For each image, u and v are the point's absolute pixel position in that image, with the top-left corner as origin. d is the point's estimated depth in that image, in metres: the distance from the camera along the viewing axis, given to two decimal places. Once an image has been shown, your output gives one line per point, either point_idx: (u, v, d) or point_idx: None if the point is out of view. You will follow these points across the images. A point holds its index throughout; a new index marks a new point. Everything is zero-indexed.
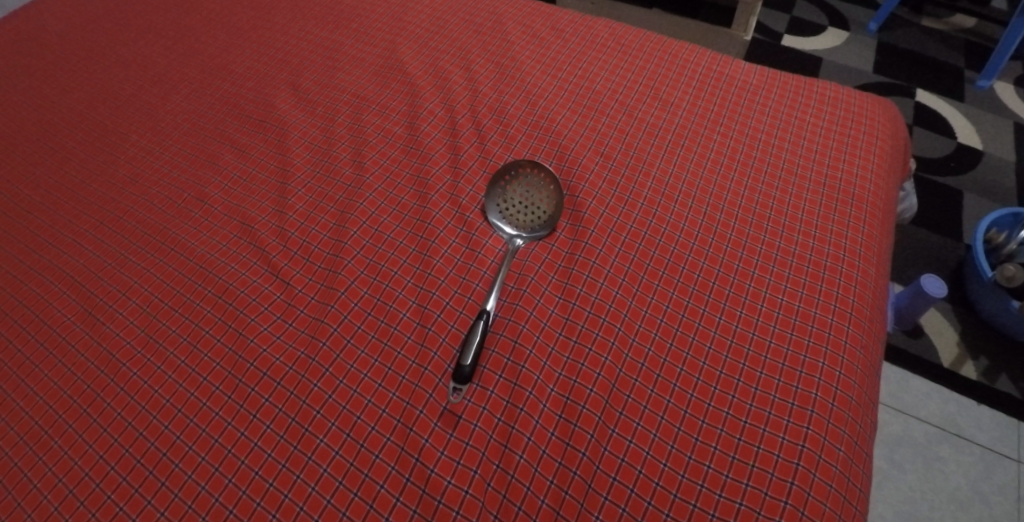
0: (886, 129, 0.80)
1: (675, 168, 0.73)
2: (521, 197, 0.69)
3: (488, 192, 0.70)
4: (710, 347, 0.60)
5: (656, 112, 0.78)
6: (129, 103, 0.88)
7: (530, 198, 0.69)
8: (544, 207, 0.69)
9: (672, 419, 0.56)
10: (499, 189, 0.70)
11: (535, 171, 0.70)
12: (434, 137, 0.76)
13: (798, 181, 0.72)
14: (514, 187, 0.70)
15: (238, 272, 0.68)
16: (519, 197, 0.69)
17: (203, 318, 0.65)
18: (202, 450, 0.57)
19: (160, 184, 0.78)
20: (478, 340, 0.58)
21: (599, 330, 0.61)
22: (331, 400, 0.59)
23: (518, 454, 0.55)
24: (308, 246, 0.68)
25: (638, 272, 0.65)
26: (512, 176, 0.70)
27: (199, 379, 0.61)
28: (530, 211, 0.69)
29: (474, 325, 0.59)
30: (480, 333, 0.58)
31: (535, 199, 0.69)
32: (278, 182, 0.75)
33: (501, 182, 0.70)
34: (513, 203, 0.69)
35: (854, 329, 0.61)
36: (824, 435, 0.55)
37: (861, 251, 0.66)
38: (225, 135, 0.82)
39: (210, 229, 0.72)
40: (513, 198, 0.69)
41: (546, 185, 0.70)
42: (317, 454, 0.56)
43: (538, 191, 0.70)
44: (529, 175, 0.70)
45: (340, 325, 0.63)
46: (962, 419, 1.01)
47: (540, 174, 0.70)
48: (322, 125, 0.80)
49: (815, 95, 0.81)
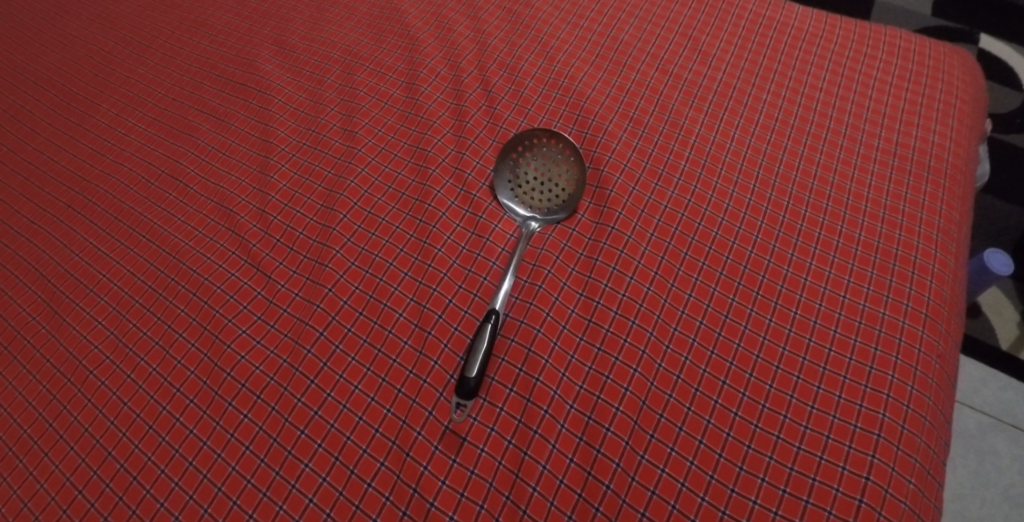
0: (968, 85, 0.67)
1: (717, 136, 0.62)
2: (537, 173, 0.60)
3: (497, 166, 0.61)
4: (758, 356, 0.51)
5: (695, 69, 0.67)
6: (98, 66, 0.79)
7: (548, 174, 0.60)
8: (565, 184, 0.59)
9: (712, 444, 0.48)
10: (510, 164, 0.60)
11: (553, 141, 0.60)
12: (436, 100, 0.66)
13: (864, 153, 0.61)
14: (528, 161, 0.60)
15: (215, 264, 0.60)
16: (534, 173, 0.60)
17: (176, 319, 0.58)
18: (175, 474, 0.50)
19: (132, 159, 0.70)
20: (485, 348, 0.50)
21: (627, 335, 0.52)
22: (317, 417, 0.51)
23: (531, 486, 0.48)
24: (292, 232, 0.60)
25: (673, 263, 0.56)
26: (525, 148, 0.60)
27: (171, 390, 0.54)
28: (548, 189, 0.59)
29: (482, 328, 0.51)
30: (488, 339, 0.50)
31: (554, 174, 0.59)
32: (260, 156, 0.66)
33: (512, 155, 0.61)
34: (528, 181, 0.60)
35: (930, 334, 0.51)
36: (892, 466, 0.46)
37: (939, 237, 0.56)
38: (203, 101, 0.72)
39: (186, 213, 0.64)
40: (527, 174, 0.60)
41: (566, 157, 0.60)
42: (301, 482, 0.49)
43: (557, 167, 0.60)
44: (546, 147, 0.60)
45: (327, 328, 0.55)
46: (1021, 409, 0.92)
47: (558, 145, 0.60)
48: (310, 88, 0.70)
49: (884, 45, 0.69)
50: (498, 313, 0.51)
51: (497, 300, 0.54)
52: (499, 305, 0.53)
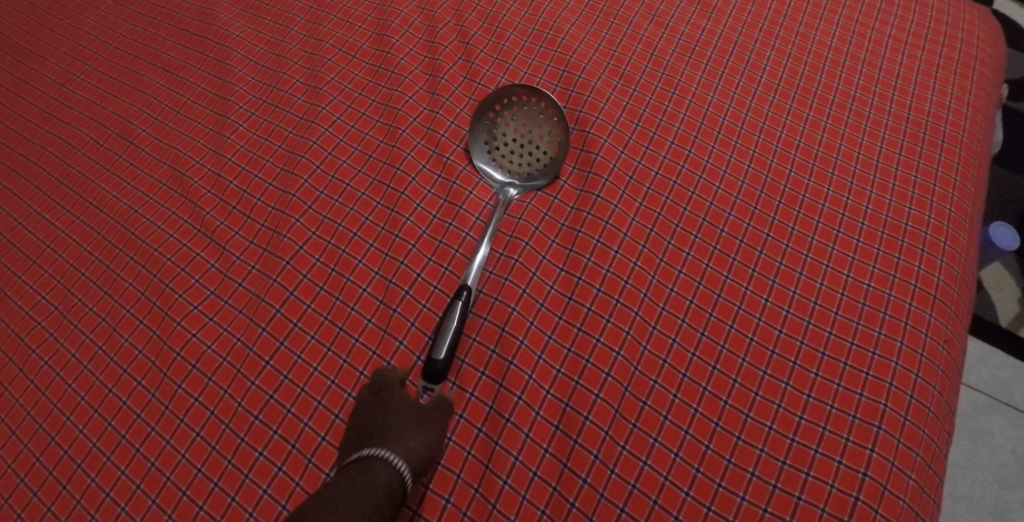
0: (988, 45, 0.62)
1: (716, 96, 0.57)
2: (516, 133, 0.54)
3: (472, 125, 0.55)
4: (752, 340, 0.47)
5: (693, 21, 0.61)
6: (45, 17, 0.72)
7: (528, 135, 0.54)
8: (547, 147, 0.54)
9: (698, 435, 0.44)
10: (487, 123, 0.55)
11: (534, 99, 0.54)
12: (409, 54, 0.60)
13: (874, 119, 0.56)
14: (506, 120, 0.55)
15: (165, 234, 0.55)
16: (513, 134, 0.54)
17: (124, 293, 0.53)
18: (121, 462, 0.46)
19: (80, 119, 0.64)
20: (455, 327, 0.45)
21: (610, 315, 0.48)
22: (272, 402, 0.47)
23: (501, 479, 0.44)
24: (248, 199, 0.55)
25: (663, 236, 0.51)
26: (503, 106, 0.55)
27: (118, 371, 0.50)
28: (529, 151, 0.54)
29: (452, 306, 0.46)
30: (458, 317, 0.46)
31: (535, 136, 0.54)
32: (216, 115, 0.60)
33: (489, 113, 0.55)
34: (507, 142, 0.54)
35: (938, 317, 0.47)
36: (892, 460, 0.42)
37: (952, 211, 0.51)
38: (157, 55, 0.66)
39: (137, 177, 0.59)
40: (505, 134, 0.55)
41: (549, 117, 0.54)
42: (255, 472, 0.45)
43: (539, 127, 0.54)
44: (527, 105, 0.55)
45: (284, 304, 0.50)
46: (1017, 387, 0.90)
47: (539, 104, 0.54)
48: (272, 40, 0.64)
49: (900, 0, 0.63)
50: (469, 289, 0.47)
51: (469, 274, 0.49)
52: (471, 280, 0.49)
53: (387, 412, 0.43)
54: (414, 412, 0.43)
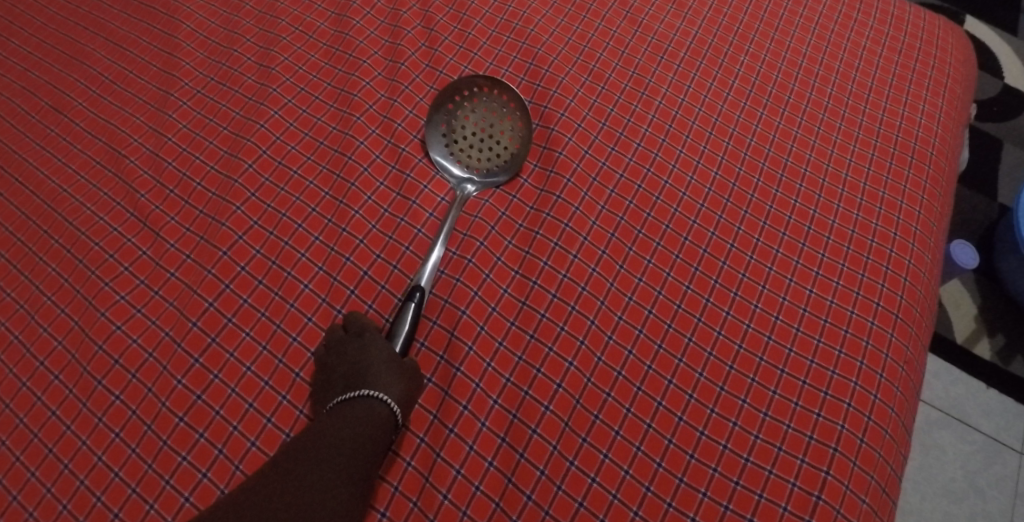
0: (960, 62, 0.61)
1: (686, 98, 0.55)
2: (477, 127, 0.52)
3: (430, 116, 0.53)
4: (710, 354, 0.45)
5: (667, 20, 0.60)
6: None
7: (489, 129, 0.52)
8: (508, 142, 0.52)
9: (650, 452, 0.42)
10: (446, 114, 0.53)
11: (497, 92, 0.52)
12: (369, 37, 0.57)
13: (843, 131, 0.55)
14: (466, 112, 0.52)
15: (95, 217, 0.51)
16: (473, 127, 0.52)
17: (46, 279, 0.49)
18: (31, 463, 0.42)
19: (12, 87, 0.59)
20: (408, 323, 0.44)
21: (565, 323, 0.46)
22: (199, 403, 0.44)
23: (441, 493, 0.42)
24: (188, 183, 0.51)
25: (624, 242, 0.49)
26: (463, 98, 0.52)
27: (34, 363, 0.46)
28: (489, 147, 0.52)
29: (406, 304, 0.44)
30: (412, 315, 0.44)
31: (496, 130, 0.52)
32: (160, 91, 0.56)
33: (448, 104, 0.53)
34: (466, 135, 0.52)
35: (899, 337, 0.46)
36: (846, 483, 0.41)
37: (917, 229, 0.51)
38: (100, 23, 0.61)
39: (69, 154, 0.55)
40: (465, 127, 0.52)
41: (511, 111, 0.52)
42: (177, 478, 0.41)
43: (500, 122, 0.52)
44: (488, 97, 0.52)
45: (218, 298, 0.47)
46: (969, 403, 0.91)
47: (502, 97, 0.52)
48: (225, 14, 0.60)
49: (875, 13, 0.62)
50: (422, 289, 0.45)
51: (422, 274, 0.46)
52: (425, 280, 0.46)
53: (373, 354, 0.41)
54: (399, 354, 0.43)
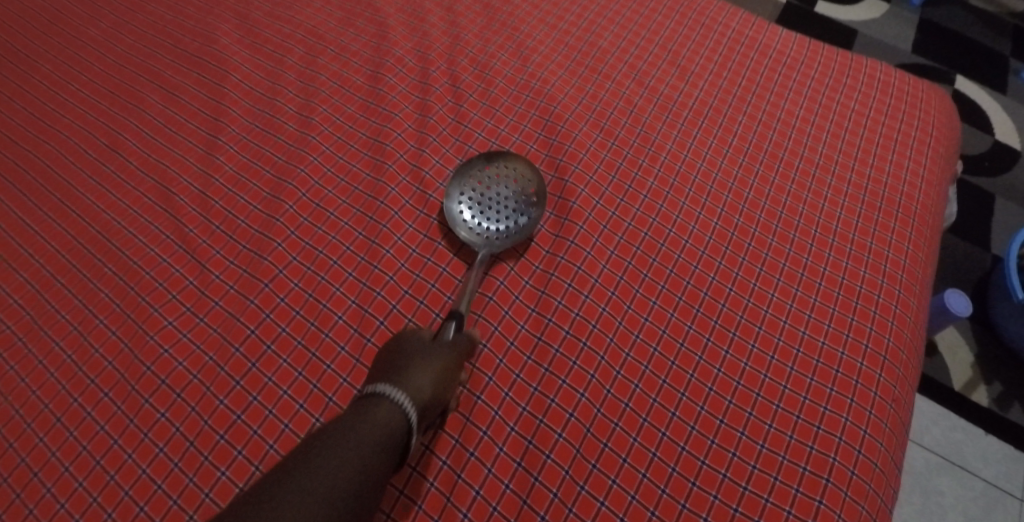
0: (943, 123, 0.66)
1: (689, 153, 0.61)
2: (499, 192, 0.54)
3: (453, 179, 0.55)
4: (711, 389, 0.49)
5: (672, 82, 0.65)
6: (45, 22, 0.72)
7: (512, 194, 0.54)
8: (529, 209, 0.54)
9: (656, 478, 0.46)
10: (469, 178, 0.55)
11: (507, 165, 0.55)
12: (400, 92, 0.63)
13: (834, 184, 0.59)
14: (490, 177, 0.55)
15: (145, 248, 0.55)
16: (495, 191, 0.54)
17: (98, 303, 0.53)
18: (80, 474, 0.46)
19: (71, 127, 0.64)
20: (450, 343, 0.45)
21: (577, 357, 0.50)
22: (239, 423, 0.47)
23: (461, 512, 0.45)
24: (233, 220, 0.56)
25: (633, 283, 0.53)
26: (489, 164, 0.55)
27: (85, 381, 0.50)
28: (509, 210, 0.54)
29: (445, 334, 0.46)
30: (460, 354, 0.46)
31: (519, 196, 0.54)
32: (207, 135, 0.61)
33: (469, 175, 0.55)
34: (488, 198, 0.54)
35: (887, 377, 0.50)
36: (839, 512, 0.44)
37: (903, 278, 0.55)
38: (154, 71, 0.67)
39: (122, 189, 0.59)
40: (488, 190, 0.54)
41: (533, 181, 0.55)
42: (216, 491, 0.45)
43: (523, 188, 0.55)
44: (502, 171, 0.55)
45: (259, 326, 0.51)
46: (968, 449, 0.92)
47: (514, 170, 0.55)
48: (269, 67, 0.65)
49: (863, 77, 0.68)
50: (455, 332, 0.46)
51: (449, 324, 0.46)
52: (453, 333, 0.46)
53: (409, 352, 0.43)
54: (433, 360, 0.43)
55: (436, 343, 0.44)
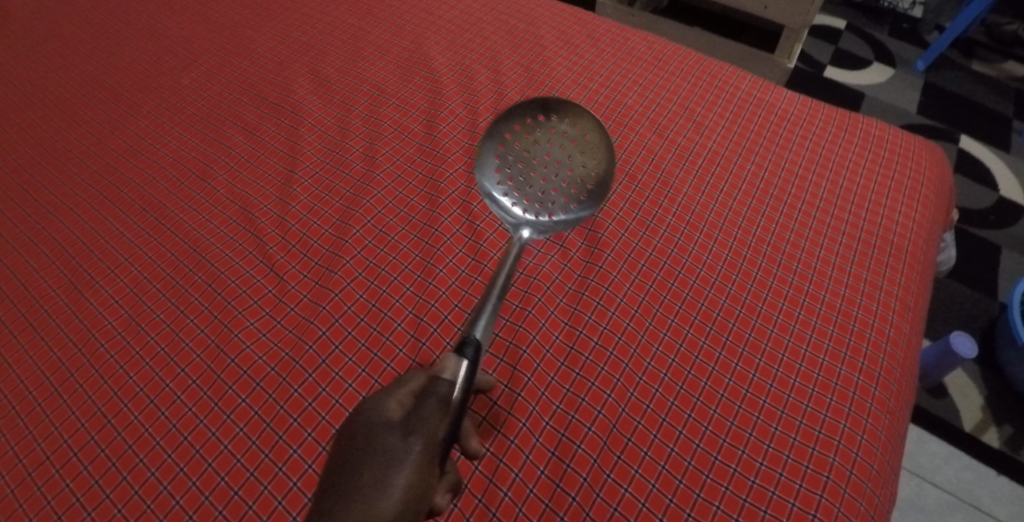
0: (934, 173, 0.74)
1: (703, 196, 0.69)
2: (548, 147, 0.62)
3: (496, 132, 0.63)
4: (723, 395, 0.56)
5: (688, 134, 0.75)
6: (143, 70, 0.83)
7: (563, 163, 0.61)
8: (584, 182, 0.62)
9: (673, 470, 0.53)
10: (517, 137, 0.63)
11: (551, 120, 0.63)
12: (452, 138, 0.72)
13: (834, 223, 0.67)
14: (540, 140, 0.62)
15: (232, 261, 0.64)
16: (543, 158, 0.62)
17: (189, 305, 0.61)
18: (170, 447, 0.53)
19: (166, 159, 0.74)
20: (424, 425, 0.42)
21: (604, 364, 0.58)
22: (310, 409, 0.54)
23: (502, 491, 0.54)
24: (307, 240, 0.65)
25: (653, 304, 0.62)
26: (541, 122, 0.63)
27: (176, 369, 0.57)
28: (556, 182, 0.61)
29: (429, 397, 0.44)
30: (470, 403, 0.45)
31: (569, 149, 0.62)
32: (285, 170, 0.71)
33: (515, 130, 0.63)
34: (535, 165, 0.61)
35: (882, 391, 0.56)
36: (838, 506, 0.50)
37: (896, 304, 0.61)
38: (238, 115, 0.77)
39: (210, 212, 0.68)
40: (533, 151, 0.62)
41: (594, 151, 0.63)
42: (289, 466, 0.52)
43: (579, 156, 0.62)
44: (547, 125, 0.63)
45: (329, 328, 0.59)
46: (980, 489, 0.95)
47: (559, 125, 0.62)
48: (338, 115, 0.76)
49: (860, 132, 0.76)
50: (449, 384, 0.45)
51: (445, 368, 0.46)
52: (463, 368, 0.46)
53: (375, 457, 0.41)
54: (396, 468, 0.41)
55: (398, 434, 0.42)
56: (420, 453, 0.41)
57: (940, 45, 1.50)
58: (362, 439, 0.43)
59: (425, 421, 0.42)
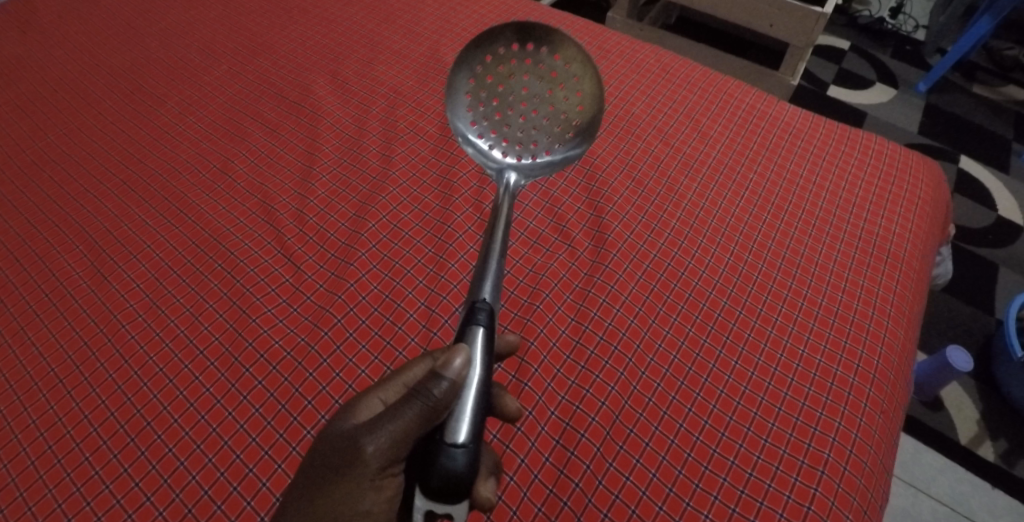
0: (931, 187, 0.76)
1: (707, 201, 0.72)
2: (522, 82, 0.64)
3: (469, 67, 0.66)
4: (722, 391, 0.58)
5: (694, 143, 0.77)
6: (168, 67, 0.86)
7: (541, 101, 0.64)
8: (563, 116, 0.64)
9: (673, 461, 0.55)
10: (491, 73, 0.65)
11: (524, 51, 0.64)
12: None
13: (833, 231, 0.69)
14: (516, 73, 0.64)
15: (251, 250, 0.66)
16: (518, 94, 0.64)
17: (208, 291, 0.63)
18: (187, 425, 0.55)
19: (188, 152, 0.76)
20: (386, 427, 0.41)
21: (609, 358, 0.60)
22: (323, 392, 0.56)
23: (508, 476, 0.55)
24: (324, 233, 0.67)
25: (656, 303, 0.64)
26: (515, 52, 0.64)
27: (195, 351, 0.59)
28: (533, 120, 0.64)
29: (413, 395, 0.41)
30: (478, 395, 0.41)
31: (543, 83, 0.64)
32: (304, 165, 0.73)
33: (489, 63, 0.65)
34: (511, 103, 0.65)
35: (876, 392, 0.58)
36: (832, 500, 0.52)
37: (892, 310, 0.63)
38: (259, 112, 0.80)
39: (231, 203, 0.71)
40: (507, 87, 0.65)
41: (574, 82, 0.65)
42: (302, 446, 0.54)
43: (557, 90, 0.64)
44: (520, 56, 0.64)
45: (344, 317, 0.61)
46: (975, 501, 0.96)
47: (533, 56, 0.64)
48: (356, 115, 0.78)
49: (860, 145, 0.78)
50: (450, 378, 0.41)
51: (451, 357, 0.42)
52: (479, 334, 0.44)
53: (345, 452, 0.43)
54: (348, 468, 0.42)
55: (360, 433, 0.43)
56: (373, 458, 0.42)
57: (942, 67, 1.53)
58: (331, 432, 0.45)
59: (390, 424, 0.41)
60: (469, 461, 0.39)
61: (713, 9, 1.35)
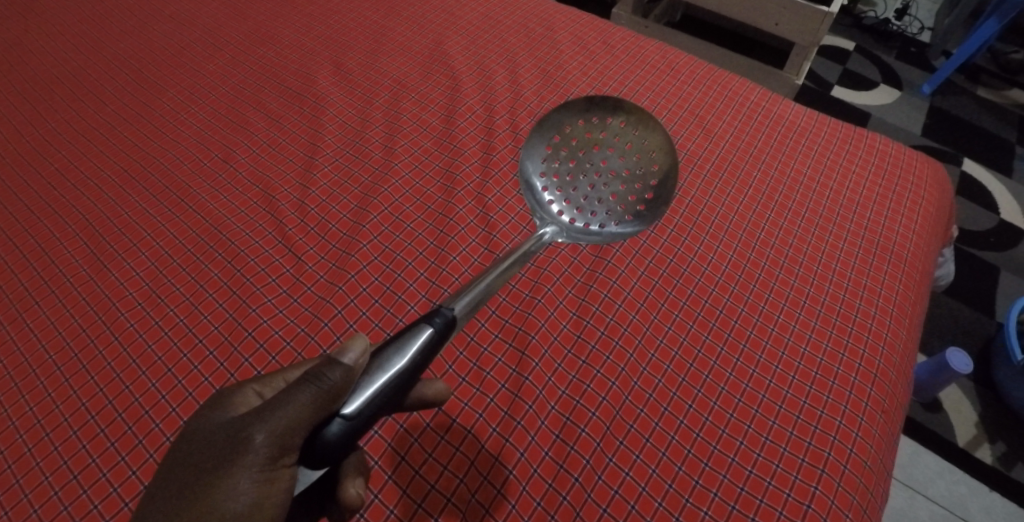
0: (934, 188, 0.76)
1: (711, 199, 0.71)
2: (606, 153, 0.61)
3: (556, 130, 0.63)
4: (723, 388, 0.58)
5: (698, 140, 0.77)
6: (171, 56, 0.85)
7: (614, 176, 0.60)
8: (632, 201, 0.60)
9: (673, 457, 0.55)
10: (579, 139, 0.62)
11: (614, 121, 0.62)
12: (468, 134, 0.75)
13: (836, 230, 0.69)
14: (600, 141, 0.61)
15: (251, 240, 0.66)
16: (596, 163, 0.60)
17: (209, 281, 0.63)
18: (185, 414, 0.55)
19: (189, 141, 0.76)
20: (277, 412, 0.38)
21: (610, 354, 0.60)
22: None
23: (507, 469, 0.55)
24: (325, 224, 0.67)
25: (658, 299, 0.64)
26: (605, 125, 0.62)
27: (194, 340, 0.59)
28: (602, 192, 0.60)
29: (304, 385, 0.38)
30: (370, 397, 0.38)
31: (625, 159, 0.61)
32: (306, 156, 0.73)
33: (571, 129, 0.62)
34: (586, 169, 0.60)
35: (877, 391, 0.58)
36: (832, 498, 0.52)
37: (894, 310, 0.63)
38: (262, 103, 0.79)
39: (232, 193, 0.70)
40: (586, 156, 0.61)
41: (656, 167, 0.61)
42: None
43: (636, 172, 0.61)
44: (608, 126, 0.62)
45: (345, 307, 0.61)
46: (971, 503, 0.96)
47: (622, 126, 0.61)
48: (359, 106, 0.78)
49: (865, 145, 0.78)
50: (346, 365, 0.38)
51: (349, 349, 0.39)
52: (423, 335, 0.39)
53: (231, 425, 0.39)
54: (231, 459, 0.38)
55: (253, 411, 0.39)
56: (261, 448, 0.37)
57: (947, 69, 1.53)
58: (206, 427, 0.40)
59: (281, 412, 0.38)
60: (344, 433, 0.38)
61: (719, 6, 1.34)
